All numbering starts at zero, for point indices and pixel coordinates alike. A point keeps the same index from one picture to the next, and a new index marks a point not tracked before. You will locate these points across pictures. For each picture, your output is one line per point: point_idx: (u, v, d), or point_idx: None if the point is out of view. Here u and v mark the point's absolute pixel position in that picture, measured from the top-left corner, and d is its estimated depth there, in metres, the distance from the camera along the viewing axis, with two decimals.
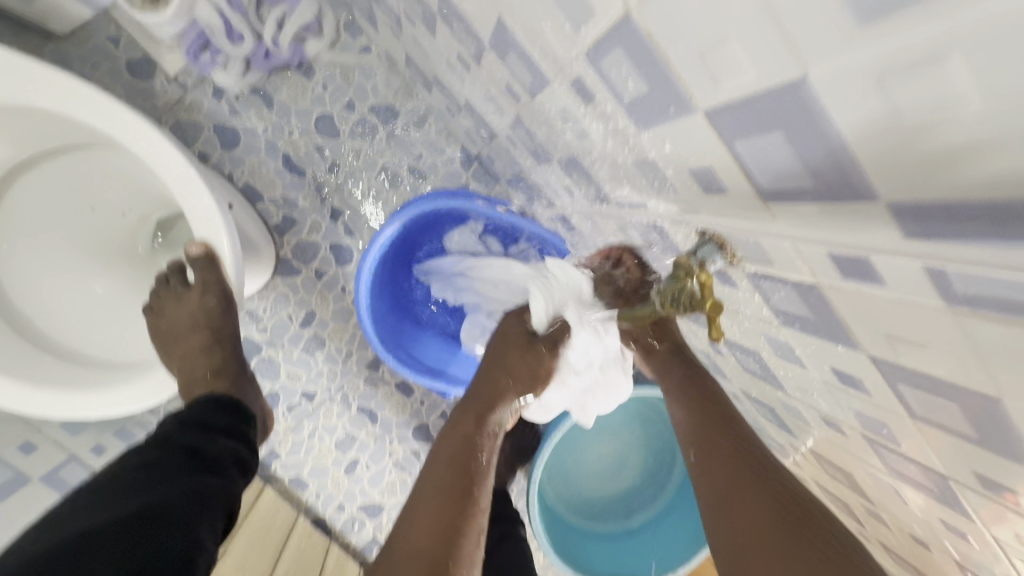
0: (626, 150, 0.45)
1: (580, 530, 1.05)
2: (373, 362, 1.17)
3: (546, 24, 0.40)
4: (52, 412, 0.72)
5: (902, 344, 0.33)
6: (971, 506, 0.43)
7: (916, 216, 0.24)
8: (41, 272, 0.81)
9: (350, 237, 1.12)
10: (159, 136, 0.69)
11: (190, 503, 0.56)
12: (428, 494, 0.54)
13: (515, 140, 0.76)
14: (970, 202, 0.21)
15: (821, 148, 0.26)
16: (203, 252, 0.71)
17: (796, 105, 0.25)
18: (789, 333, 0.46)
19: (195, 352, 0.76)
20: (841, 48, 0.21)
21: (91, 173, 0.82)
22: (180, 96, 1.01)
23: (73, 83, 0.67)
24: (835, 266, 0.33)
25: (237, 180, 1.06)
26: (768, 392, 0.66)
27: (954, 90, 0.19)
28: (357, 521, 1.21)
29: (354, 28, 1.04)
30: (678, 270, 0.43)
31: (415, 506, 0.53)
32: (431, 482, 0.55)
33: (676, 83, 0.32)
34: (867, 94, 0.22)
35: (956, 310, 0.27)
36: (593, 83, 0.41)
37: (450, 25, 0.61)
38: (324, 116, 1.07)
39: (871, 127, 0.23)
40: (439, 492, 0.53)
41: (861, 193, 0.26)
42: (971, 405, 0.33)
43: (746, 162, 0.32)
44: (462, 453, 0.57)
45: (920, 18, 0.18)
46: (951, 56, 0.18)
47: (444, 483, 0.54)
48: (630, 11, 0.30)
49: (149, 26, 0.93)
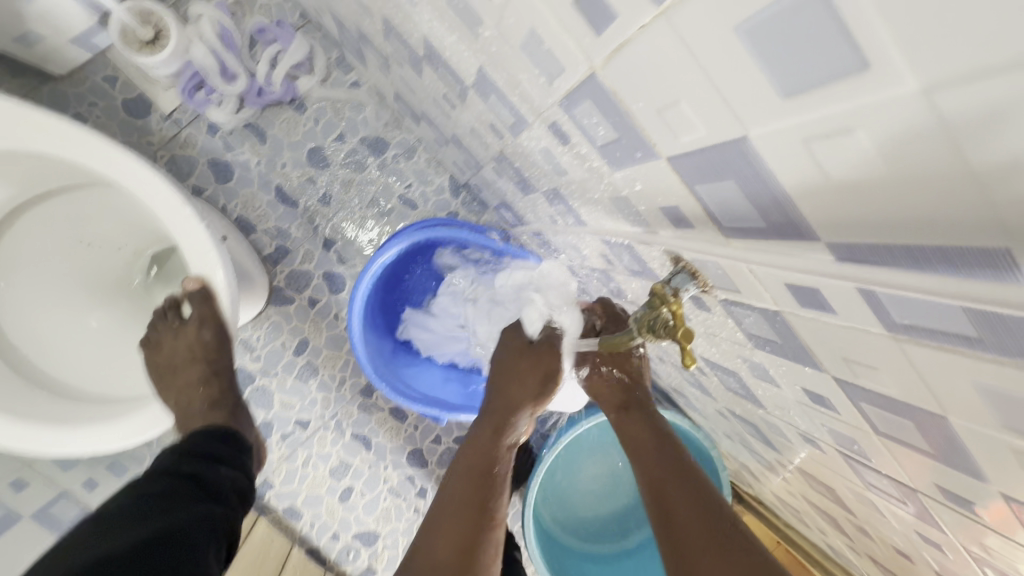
0: (602, 187, 0.48)
1: (576, 551, 1.06)
2: (367, 388, 1.17)
3: (523, 75, 0.43)
4: (46, 449, 0.72)
5: (858, 366, 0.36)
6: (941, 518, 0.45)
7: (853, 256, 0.27)
8: (37, 309, 0.82)
9: (343, 265, 1.14)
10: (156, 175, 0.71)
11: (198, 527, 0.58)
12: (450, 509, 0.57)
13: (500, 171, 0.79)
14: (893, 245, 0.24)
15: (766, 195, 0.29)
16: (199, 286, 0.73)
17: (741, 158, 0.28)
18: (762, 354, 0.49)
19: (192, 385, 0.78)
20: (772, 116, 0.24)
21: (87, 211, 0.84)
22: (175, 132, 1.04)
23: (71, 124, 0.70)
24: (794, 297, 0.35)
25: (231, 213, 1.08)
26: (750, 410, 0.68)
27: (864, 155, 0.22)
28: (352, 550, 1.20)
29: (343, 65, 1.08)
30: (653, 298, 0.45)
31: (437, 521, 0.56)
32: (453, 497, 0.58)
33: (639, 132, 0.35)
34: (797, 154, 0.25)
35: (897, 337, 0.30)
36: (568, 127, 0.44)
37: (436, 69, 0.65)
38: (316, 149, 1.10)
39: (804, 181, 0.26)
40: (460, 506, 0.57)
41: (806, 235, 0.29)
42: (925, 423, 0.35)
43: (706, 203, 0.35)
44: (478, 469, 0.60)
45: (828, 98, 0.21)
46: (857, 129, 0.21)
47: (462, 498, 0.58)
48: (595, 70, 0.34)
49: (145, 68, 0.96)
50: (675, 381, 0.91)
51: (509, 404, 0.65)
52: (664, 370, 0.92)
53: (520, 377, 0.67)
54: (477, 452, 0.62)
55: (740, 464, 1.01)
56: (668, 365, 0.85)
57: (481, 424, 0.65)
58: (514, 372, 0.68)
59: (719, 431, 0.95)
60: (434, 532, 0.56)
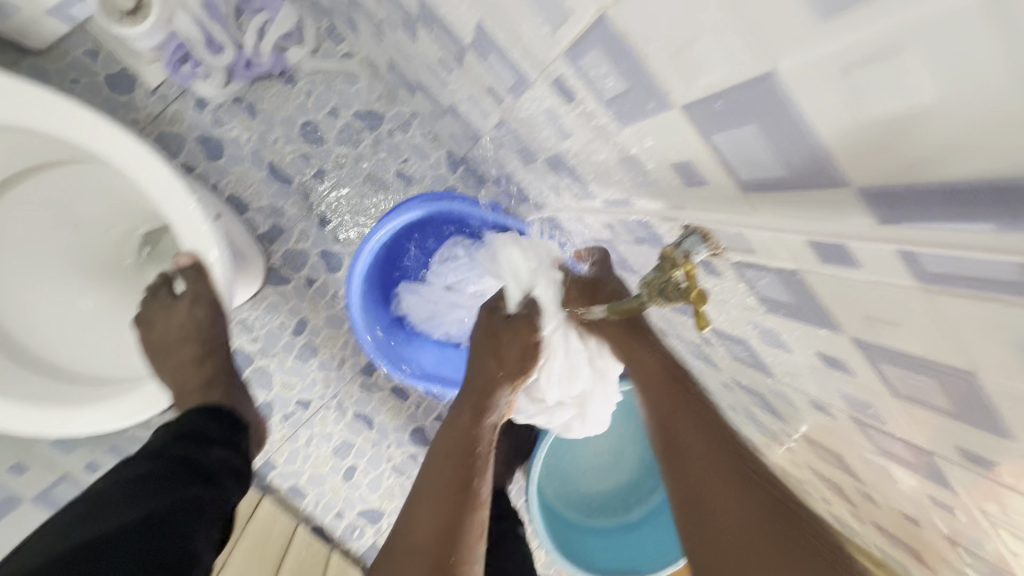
0: (609, 147, 0.46)
1: (579, 525, 1.06)
2: (368, 367, 1.16)
3: (525, 26, 0.41)
4: (42, 428, 0.71)
5: (881, 324, 0.35)
6: (957, 479, 0.44)
7: (887, 201, 0.25)
8: (29, 291, 0.81)
9: (340, 243, 1.11)
10: (143, 148, 0.68)
11: (186, 512, 0.57)
12: (427, 492, 0.61)
13: (500, 141, 0.77)
14: (932, 185, 0.23)
15: (793, 138, 0.27)
16: (192, 263, 0.71)
17: (768, 97, 0.26)
18: (774, 319, 0.48)
19: (189, 364, 0.76)
20: (805, 42, 0.22)
21: (72, 188, 0.81)
22: (162, 108, 1.01)
23: (51, 95, 0.67)
24: (814, 252, 0.34)
25: (223, 191, 1.05)
26: (758, 379, 0.67)
27: (913, 80, 0.20)
28: (357, 528, 1.21)
29: (334, 35, 1.05)
30: (664, 262, 0.44)
31: (412, 510, 0.61)
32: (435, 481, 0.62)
33: (653, 79, 0.33)
34: (831, 85, 0.23)
35: (928, 288, 0.28)
36: (573, 82, 0.42)
37: (431, 30, 0.62)
38: (309, 124, 1.07)
39: (837, 118, 0.24)
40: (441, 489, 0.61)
41: (834, 181, 0.27)
42: (950, 382, 0.34)
43: (724, 155, 0.33)
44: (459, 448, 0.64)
45: (872, 15, 0.19)
46: (905, 49, 0.19)
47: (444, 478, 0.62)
48: (606, 11, 0.31)
49: (128, 40, 0.93)
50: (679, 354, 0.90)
51: (488, 383, 0.69)
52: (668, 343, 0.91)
53: (505, 350, 0.71)
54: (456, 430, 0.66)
55: None
56: (672, 337, 0.85)
57: (460, 406, 0.68)
58: (490, 352, 0.72)
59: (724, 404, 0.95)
60: (411, 516, 0.60)
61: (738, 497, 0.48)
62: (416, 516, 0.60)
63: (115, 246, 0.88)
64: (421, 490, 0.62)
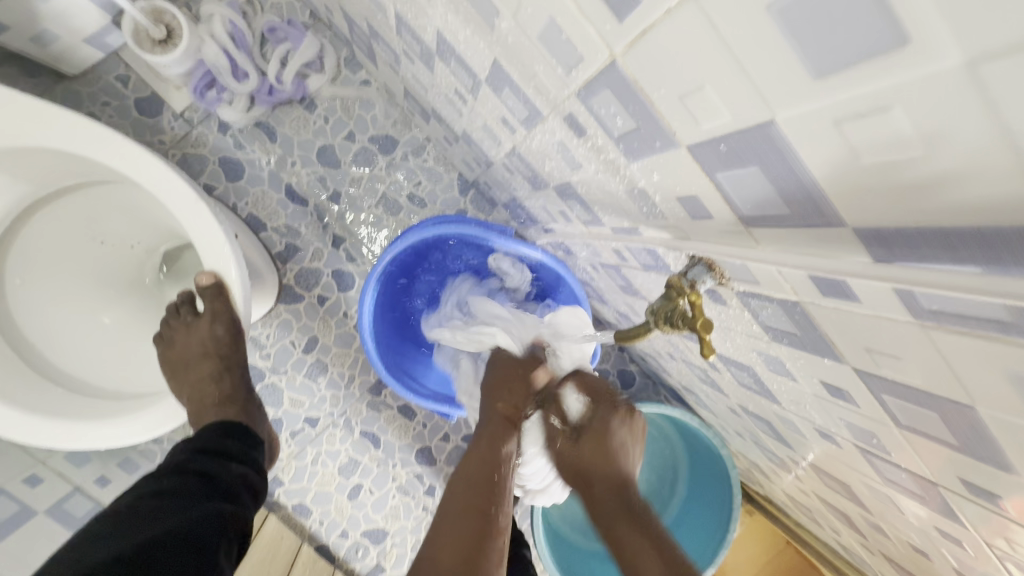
0: (618, 179, 0.48)
1: (587, 552, 1.04)
2: (376, 386, 1.18)
3: (539, 66, 0.43)
4: (61, 442, 0.73)
5: (881, 355, 0.36)
6: (964, 511, 0.44)
7: (882, 241, 0.27)
8: (52, 305, 0.83)
9: (352, 263, 1.14)
10: (170, 170, 0.71)
11: (208, 529, 0.58)
12: (454, 515, 0.56)
13: (511, 168, 0.79)
14: (925, 230, 0.24)
15: (793, 181, 0.29)
16: (212, 281, 0.73)
17: (768, 142, 0.28)
18: (779, 348, 0.49)
19: (204, 379, 0.78)
20: (802, 97, 0.24)
21: (101, 207, 0.85)
22: (186, 131, 1.05)
23: (90, 121, 0.71)
24: (814, 285, 0.35)
25: (242, 211, 1.09)
26: (764, 406, 0.68)
27: (900, 136, 0.22)
28: (360, 548, 1.20)
29: (353, 63, 1.09)
30: (670, 291, 0.46)
31: (443, 522, 0.56)
32: (457, 500, 0.58)
33: (660, 120, 0.35)
34: (827, 136, 0.24)
35: (924, 323, 0.29)
36: (584, 119, 0.44)
37: (448, 63, 0.65)
38: (326, 148, 1.10)
39: (835, 166, 0.26)
40: (462, 511, 0.56)
41: (831, 221, 0.29)
42: (950, 413, 0.34)
43: (728, 191, 0.34)
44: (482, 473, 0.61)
45: (864, 75, 0.21)
46: (894, 107, 0.21)
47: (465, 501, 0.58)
48: (616, 57, 0.33)
49: (157, 67, 0.97)
50: (686, 378, 0.91)
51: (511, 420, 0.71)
52: (674, 367, 0.92)
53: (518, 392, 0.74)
54: (478, 457, 0.64)
55: (751, 463, 1.00)
56: (679, 361, 0.85)
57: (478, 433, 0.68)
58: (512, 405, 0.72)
59: (730, 429, 0.95)
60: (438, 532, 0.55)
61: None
62: (442, 536, 0.54)
63: (138, 262, 0.91)
64: (445, 518, 0.56)
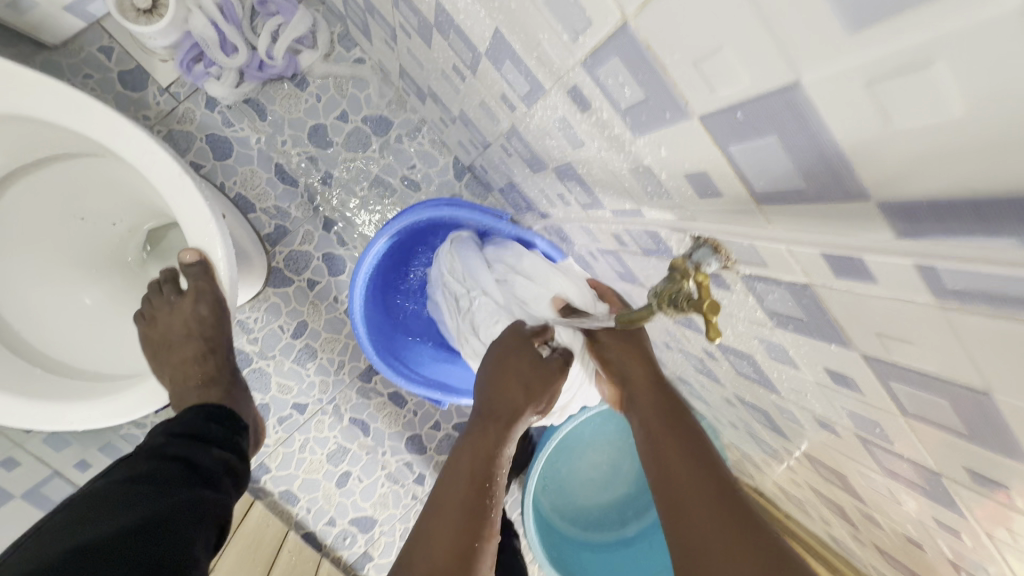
0: (622, 157, 0.46)
1: (576, 541, 1.04)
2: (366, 372, 1.16)
3: (543, 34, 0.41)
4: (38, 424, 0.70)
5: (893, 341, 0.34)
6: (964, 501, 0.44)
7: (907, 215, 0.25)
8: (30, 283, 0.80)
9: (343, 247, 1.11)
10: (154, 142, 0.68)
11: (184, 517, 0.56)
12: (449, 509, 0.51)
13: (509, 149, 0.77)
14: (956, 201, 0.23)
15: (814, 152, 0.27)
16: (197, 259, 0.71)
17: (789, 109, 0.26)
18: (782, 334, 0.47)
19: (189, 360, 0.76)
20: (832, 55, 0.22)
21: (82, 182, 0.81)
22: (172, 107, 1.01)
23: (68, 89, 0.67)
24: (828, 266, 0.34)
25: (229, 190, 1.05)
26: (761, 395, 0.67)
27: (940, 95, 0.20)
28: (348, 536, 1.19)
29: (347, 40, 1.06)
30: (674, 272, 0.44)
31: (435, 520, 0.50)
32: (452, 495, 0.52)
33: (671, 90, 0.33)
34: (856, 99, 0.23)
35: (944, 305, 0.28)
36: (589, 91, 0.42)
37: (446, 37, 0.63)
38: (318, 127, 1.07)
39: (863, 132, 0.24)
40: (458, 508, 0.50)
41: (853, 195, 0.27)
42: (963, 400, 0.33)
43: (740, 166, 0.33)
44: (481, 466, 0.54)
45: (906, 25, 0.19)
46: (936, 62, 0.19)
47: (461, 500, 0.51)
48: (628, 20, 0.31)
49: (142, 38, 0.93)
50: (681, 369, 0.90)
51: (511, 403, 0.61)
52: (669, 357, 0.91)
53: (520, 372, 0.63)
54: (476, 448, 0.56)
55: (743, 454, 0.99)
56: (675, 351, 0.84)
57: (478, 415, 0.60)
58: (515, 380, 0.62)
59: (723, 420, 0.94)
60: (428, 531, 0.50)
61: (722, 519, 0.44)
62: (435, 532, 0.49)
63: (120, 240, 0.89)
64: (439, 510, 0.51)
